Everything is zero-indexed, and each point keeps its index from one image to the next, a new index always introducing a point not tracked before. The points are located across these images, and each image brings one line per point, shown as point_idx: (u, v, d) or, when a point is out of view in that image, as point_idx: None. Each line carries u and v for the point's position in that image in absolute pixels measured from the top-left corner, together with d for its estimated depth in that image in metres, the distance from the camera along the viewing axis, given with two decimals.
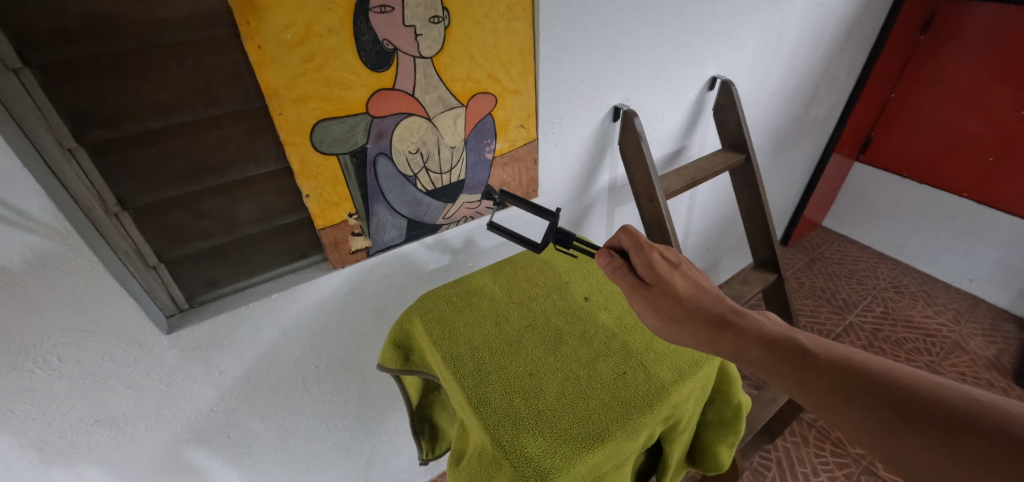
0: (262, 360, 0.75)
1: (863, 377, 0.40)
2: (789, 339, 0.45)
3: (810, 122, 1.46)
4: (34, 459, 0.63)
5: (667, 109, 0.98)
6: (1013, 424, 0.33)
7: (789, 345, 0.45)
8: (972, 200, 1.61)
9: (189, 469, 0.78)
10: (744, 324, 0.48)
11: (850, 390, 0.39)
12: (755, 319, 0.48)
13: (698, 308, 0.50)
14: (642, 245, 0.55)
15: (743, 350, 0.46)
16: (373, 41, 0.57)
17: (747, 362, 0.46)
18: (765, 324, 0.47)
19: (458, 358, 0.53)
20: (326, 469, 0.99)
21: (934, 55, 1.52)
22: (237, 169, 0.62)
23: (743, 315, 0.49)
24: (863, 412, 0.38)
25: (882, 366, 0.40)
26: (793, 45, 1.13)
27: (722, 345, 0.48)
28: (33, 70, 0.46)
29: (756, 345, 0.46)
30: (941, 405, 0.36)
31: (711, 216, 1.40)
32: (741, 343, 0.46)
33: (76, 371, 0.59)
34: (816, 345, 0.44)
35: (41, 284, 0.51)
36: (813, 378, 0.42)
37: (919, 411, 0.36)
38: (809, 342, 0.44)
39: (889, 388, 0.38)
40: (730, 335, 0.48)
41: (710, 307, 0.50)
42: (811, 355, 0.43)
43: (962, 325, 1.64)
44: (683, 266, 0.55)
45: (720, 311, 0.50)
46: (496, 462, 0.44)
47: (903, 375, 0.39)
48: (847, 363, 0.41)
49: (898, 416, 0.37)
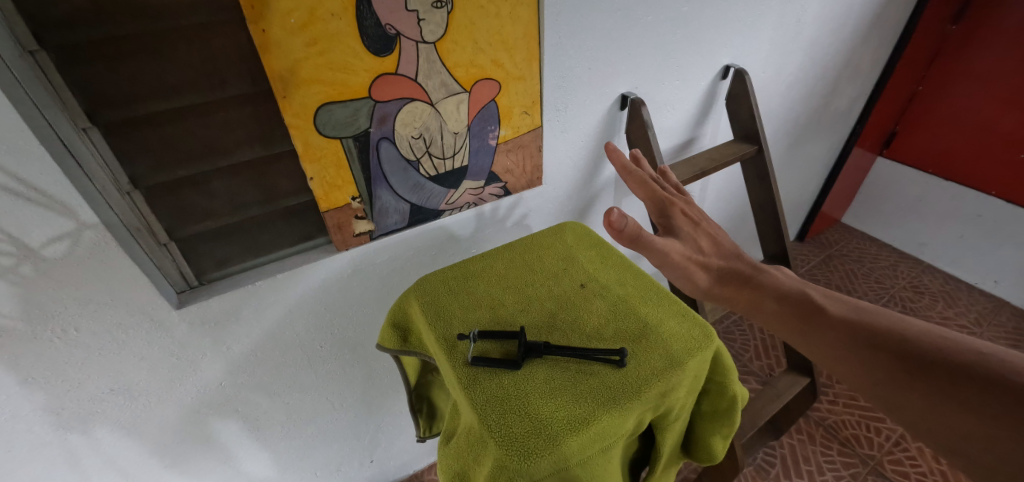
0: (268, 337, 0.78)
1: (862, 327, 0.48)
2: (804, 296, 0.53)
3: (830, 114, 1.41)
4: (54, 424, 0.66)
5: (678, 97, 0.97)
6: (984, 361, 0.40)
7: (803, 301, 0.52)
8: (1000, 198, 1.55)
9: (202, 439, 0.83)
10: (764, 280, 0.55)
11: (851, 336, 0.47)
12: (774, 277, 0.55)
13: (722, 266, 0.57)
14: (662, 200, 0.60)
15: (760, 303, 0.54)
16: (375, 25, 0.58)
17: (762, 312, 0.54)
18: (783, 281, 0.55)
19: (467, 334, 0.54)
20: (331, 446, 1.03)
21: (966, 47, 1.45)
22: (244, 151, 0.64)
23: (763, 271, 0.56)
24: (858, 353, 0.46)
25: (884, 322, 0.47)
26: (813, 35, 1.09)
27: (740, 296, 0.55)
28: (48, 51, 0.48)
29: (772, 299, 0.53)
30: (928, 350, 0.43)
31: (723, 210, 1.37)
32: (757, 297, 0.54)
33: (91, 342, 0.62)
34: (825, 301, 0.51)
35: (60, 258, 0.54)
36: (818, 327, 0.49)
37: (907, 355, 0.44)
38: (821, 298, 0.52)
39: (885, 337, 0.46)
40: (749, 288, 0.55)
41: (733, 265, 0.57)
42: (820, 309, 0.51)
43: (984, 327, 1.59)
44: (702, 223, 0.60)
45: (742, 268, 0.57)
46: (482, 440, 0.45)
47: (897, 325, 0.46)
48: (853, 318, 0.49)
49: (885, 353, 0.45)
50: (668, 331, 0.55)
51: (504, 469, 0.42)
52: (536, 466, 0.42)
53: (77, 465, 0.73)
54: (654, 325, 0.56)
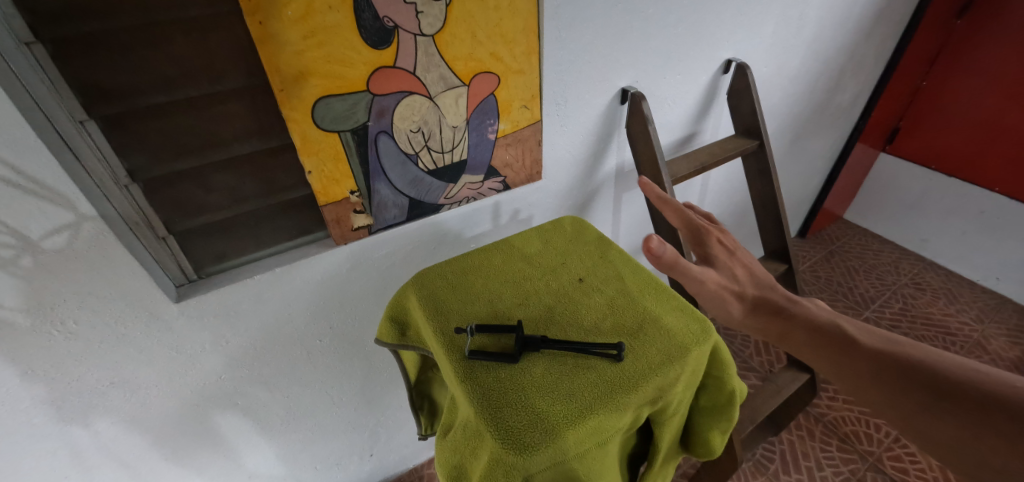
0: (267, 331, 0.78)
1: (899, 362, 0.47)
2: (837, 327, 0.52)
3: (833, 109, 1.40)
4: (55, 416, 0.67)
5: (679, 91, 0.96)
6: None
7: (834, 333, 0.51)
8: (1004, 195, 1.54)
9: (202, 432, 0.83)
10: (796, 311, 0.53)
11: (889, 371, 0.47)
12: (806, 308, 0.54)
13: (757, 296, 0.55)
14: (697, 228, 0.58)
15: (794, 336, 0.52)
16: (373, 18, 0.57)
17: (794, 344, 0.52)
18: (815, 312, 0.54)
19: (464, 328, 0.54)
20: (331, 439, 1.03)
21: (971, 42, 1.44)
22: (242, 145, 0.64)
23: (796, 302, 0.54)
24: (897, 390, 0.45)
25: (920, 356, 0.47)
26: (816, 29, 1.08)
27: (774, 329, 0.53)
28: (45, 45, 0.48)
29: (806, 331, 0.52)
30: (969, 387, 0.43)
31: (724, 205, 1.37)
32: (791, 329, 0.52)
33: (91, 335, 0.62)
34: (859, 334, 0.50)
35: (59, 251, 0.54)
36: (853, 361, 0.48)
37: (949, 394, 0.43)
38: (853, 329, 0.51)
39: (924, 373, 0.45)
40: (782, 320, 0.53)
41: (768, 295, 0.55)
42: (854, 342, 0.50)
43: (985, 324, 1.58)
44: (738, 252, 0.58)
45: (778, 299, 0.55)
46: (478, 433, 0.45)
47: (934, 360, 0.46)
48: (888, 352, 0.48)
49: (924, 390, 0.44)
50: (666, 325, 0.55)
51: (499, 462, 0.42)
52: (532, 461, 0.42)
53: (78, 457, 0.74)
54: (652, 319, 0.56)
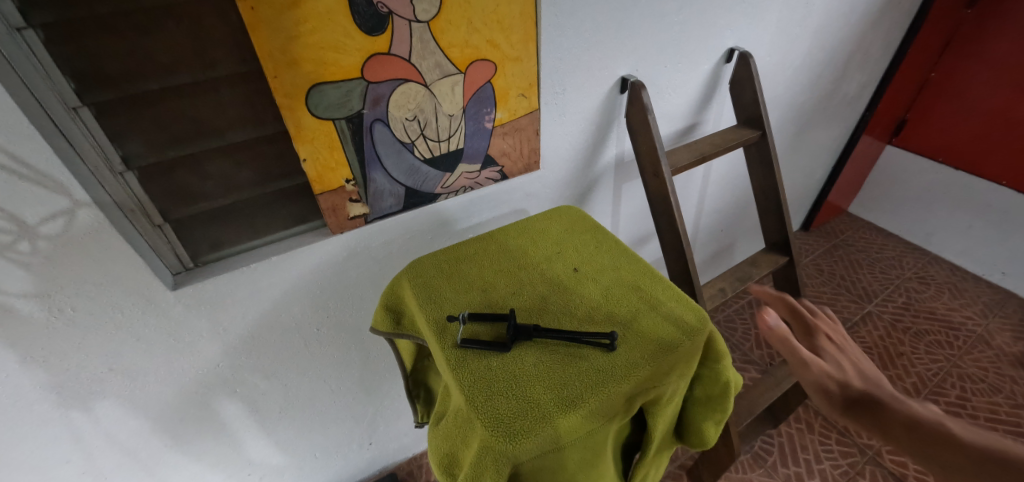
0: (264, 319, 0.78)
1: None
2: (939, 425, 0.49)
3: (838, 100, 1.38)
4: (55, 402, 0.68)
5: (680, 81, 0.95)
6: None
7: (938, 432, 0.48)
8: (1012, 189, 1.52)
9: (201, 419, 0.84)
10: (893, 408, 0.52)
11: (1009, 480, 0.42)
12: (906, 404, 0.52)
13: (859, 389, 0.55)
14: (806, 320, 0.65)
15: (891, 433, 0.50)
16: (366, 3, 0.56)
17: (892, 441, 0.50)
18: (917, 410, 0.51)
19: (457, 316, 0.54)
20: (330, 428, 1.04)
21: (981, 32, 1.41)
22: (236, 132, 0.63)
23: (893, 399, 0.53)
24: None
25: None
26: (821, 17, 1.06)
27: (867, 423, 0.52)
28: (36, 30, 0.48)
29: (901, 427, 0.50)
30: None
31: (725, 197, 1.36)
32: (884, 424, 0.51)
33: (89, 322, 0.63)
34: (965, 432, 0.47)
35: (56, 237, 0.54)
36: (959, 463, 0.45)
37: None
38: (963, 430, 0.47)
39: None
40: (874, 415, 0.52)
41: (868, 389, 0.55)
42: (961, 442, 0.46)
43: (989, 319, 1.57)
44: (850, 351, 0.61)
45: (879, 395, 0.54)
46: (469, 421, 0.45)
47: None
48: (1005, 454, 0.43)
49: None
50: (660, 315, 0.55)
51: (489, 449, 0.42)
52: (522, 449, 0.42)
53: (79, 442, 0.74)
54: (646, 308, 0.56)
